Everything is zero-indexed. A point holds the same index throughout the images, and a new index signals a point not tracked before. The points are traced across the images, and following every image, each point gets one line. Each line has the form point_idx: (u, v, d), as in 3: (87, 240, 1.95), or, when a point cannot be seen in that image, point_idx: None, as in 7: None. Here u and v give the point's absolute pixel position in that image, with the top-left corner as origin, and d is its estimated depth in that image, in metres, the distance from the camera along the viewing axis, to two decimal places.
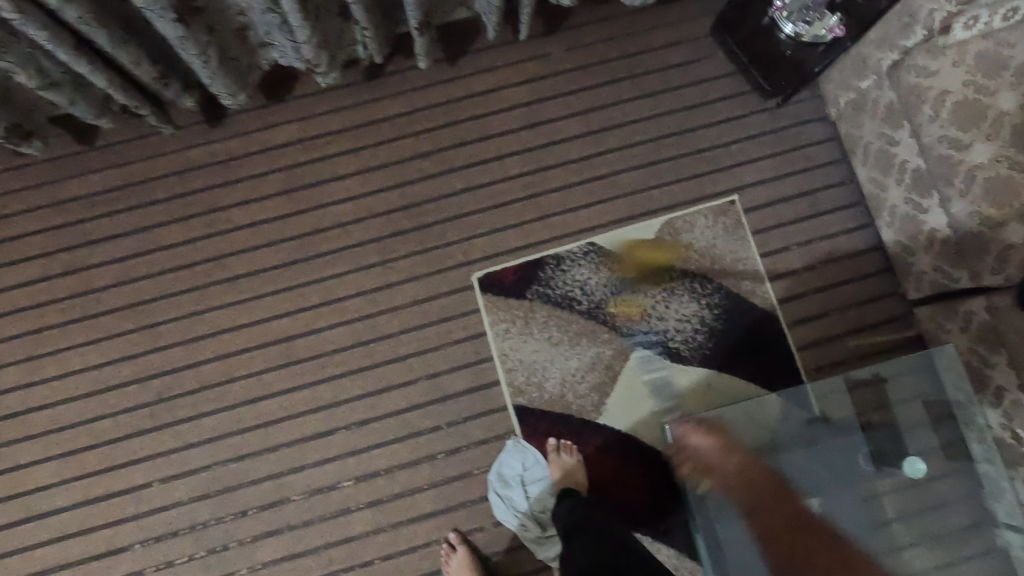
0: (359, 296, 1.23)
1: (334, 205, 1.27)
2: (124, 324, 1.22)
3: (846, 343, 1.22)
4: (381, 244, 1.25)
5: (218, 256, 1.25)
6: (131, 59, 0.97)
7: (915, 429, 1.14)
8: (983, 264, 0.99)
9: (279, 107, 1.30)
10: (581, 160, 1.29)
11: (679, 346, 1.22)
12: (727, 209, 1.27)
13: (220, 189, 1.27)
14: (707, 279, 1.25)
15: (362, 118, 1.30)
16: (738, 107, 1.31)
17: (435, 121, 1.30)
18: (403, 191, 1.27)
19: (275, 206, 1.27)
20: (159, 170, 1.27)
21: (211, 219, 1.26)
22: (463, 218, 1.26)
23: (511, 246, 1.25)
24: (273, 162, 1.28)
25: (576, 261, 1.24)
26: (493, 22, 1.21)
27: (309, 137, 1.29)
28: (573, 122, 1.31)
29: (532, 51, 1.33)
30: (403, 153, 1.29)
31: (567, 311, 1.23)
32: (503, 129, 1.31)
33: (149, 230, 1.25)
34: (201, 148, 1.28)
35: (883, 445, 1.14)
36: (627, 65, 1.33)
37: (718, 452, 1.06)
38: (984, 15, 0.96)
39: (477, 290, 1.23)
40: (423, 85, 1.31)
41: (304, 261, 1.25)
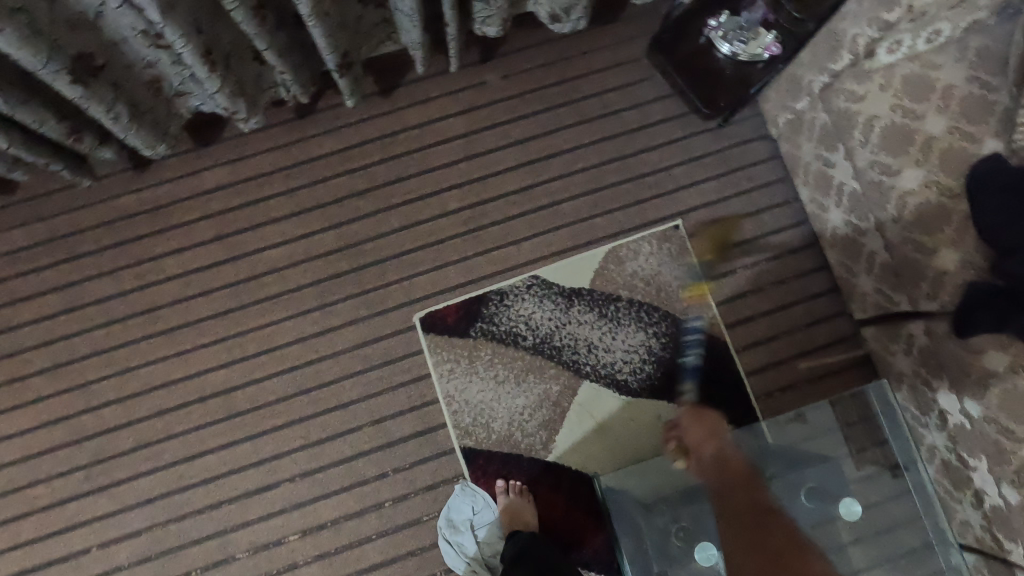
0: (299, 343, 1.21)
1: (269, 251, 1.24)
2: (56, 385, 1.19)
3: (795, 366, 1.21)
4: (320, 288, 1.23)
5: (151, 308, 1.22)
6: (33, 119, 0.93)
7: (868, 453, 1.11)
8: (919, 290, 0.98)
9: (208, 151, 1.26)
10: (520, 191, 1.27)
11: (627, 378, 1.20)
12: (671, 235, 1.25)
13: (150, 239, 1.24)
14: (654, 308, 1.23)
15: (295, 158, 1.27)
16: (679, 129, 1.29)
17: (371, 157, 1.28)
18: (341, 232, 1.25)
19: (209, 254, 1.24)
20: (85, 223, 1.23)
21: (142, 270, 1.23)
22: (403, 257, 1.24)
23: (453, 284, 1.23)
24: (204, 208, 1.25)
25: (519, 296, 1.23)
26: (420, 57, 1.18)
27: (241, 181, 1.26)
28: (511, 152, 1.28)
29: (467, 79, 1.30)
30: (339, 193, 1.26)
31: (512, 348, 1.21)
32: (441, 162, 1.28)
33: (77, 285, 1.21)
34: (129, 197, 1.24)
35: (824, 481, 1.10)
36: (564, 90, 1.30)
37: (711, 450, 1.06)
38: (907, 39, 0.95)
39: (419, 331, 1.21)
40: (356, 120, 1.28)
41: (241, 310, 1.22)
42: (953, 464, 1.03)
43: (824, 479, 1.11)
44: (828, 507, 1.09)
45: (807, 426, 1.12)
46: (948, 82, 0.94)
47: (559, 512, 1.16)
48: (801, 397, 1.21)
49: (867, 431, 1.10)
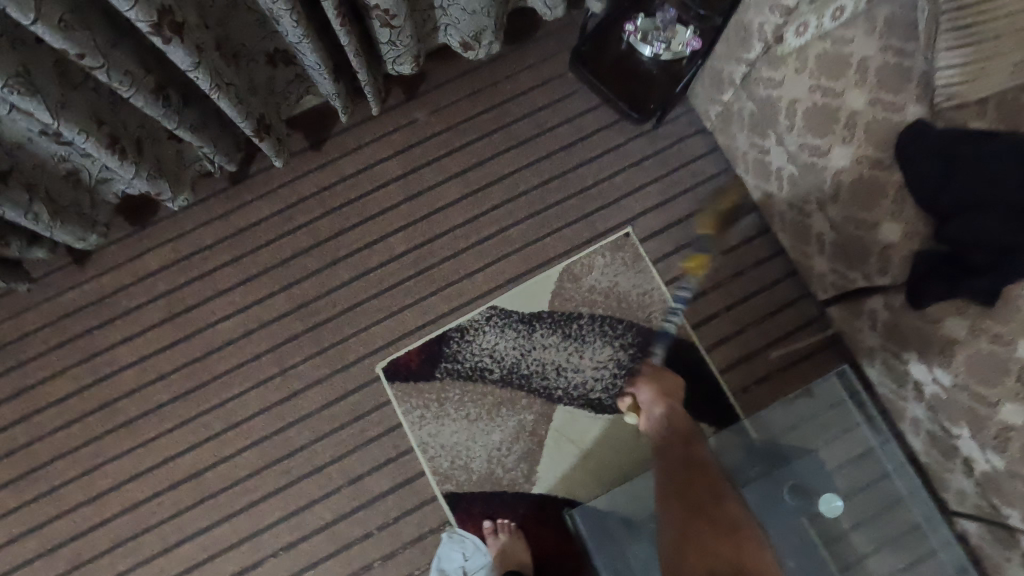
0: (264, 412, 1.18)
1: (222, 324, 1.22)
2: (21, 496, 1.15)
3: (767, 356, 1.20)
4: (278, 353, 1.21)
5: (110, 401, 1.19)
6: None
7: (844, 435, 1.09)
8: (869, 266, 0.96)
9: (147, 232, 1.24)
10: (466, 224, 1.26)
11: (600, 395, 1.18)
12: (623, 243, 1.24)
13: (100, 330, 1.21)
14: (617, 320, 1.21)
15: (235, 225, 1.25)
16: (614, 137, 1.28)
17: (310, 213, 1.26)
18: (292, 293, 1.23)
19: (162, 336, 1.21)
20: (31, 326, 1.21)
21: (95, 363, 1.20)
22: (357, 308, 1.22)
23: (411, 327, 1.21)
24: (150, 291, 1.23)
25: (480, 329, 1.20)
26: (341, 108, 1.16)
27: (184, 257, 1.24)
28: (451, 186, 1.27)
29: (397, 120, 1.29)
30: (284, 254, 1.25)
31: (480, 383, 1.19)
32: (382, 207, 1.26)
33: (31, 389, 1.19)
34: (72, 292, 1.22)
35: (805, 475, 1.08)
36: (495, 116, 1.29)
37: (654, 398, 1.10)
38: (813, 21, 0.92)
39: (384, 381, 1.19)
40: (291, 179, 1.27)
41: (201, 388, 1.20)
42: (939, 435, 1.00)
43: (807, 472, 1.08)
44: (811, 503, 1.06)
45: (788, 417, 1.10)
46: (862, 55, 0.94)
47: (551, 544, 1.14)
48: (779, 387, 1.19)
49: (841, 415, 1.10)
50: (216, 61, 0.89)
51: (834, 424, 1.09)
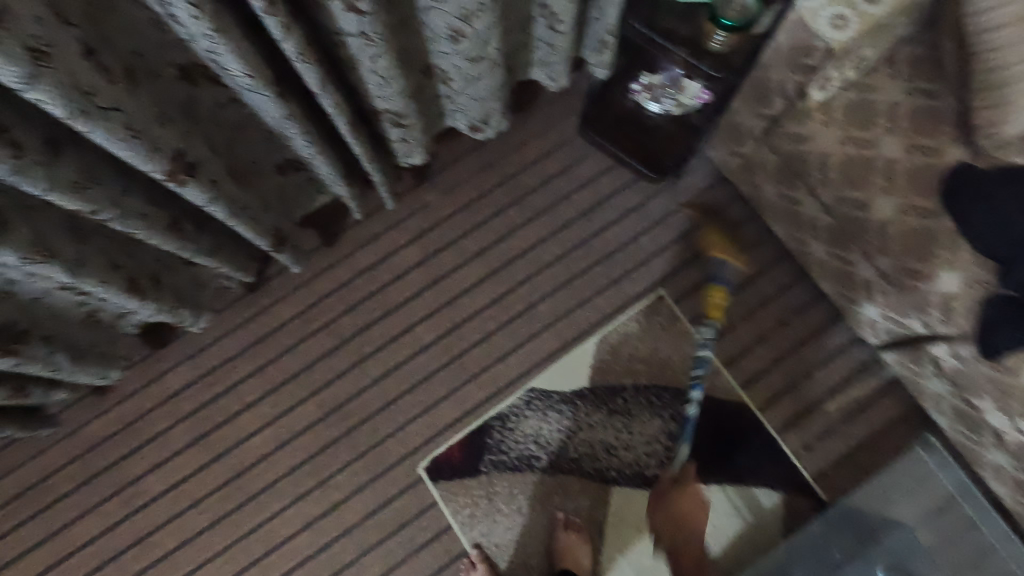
0: (305, 529, 1.13)
1: (253, 438, 1.17)
2: None
3: (825, 410, 1.14)
4: (313, 464, 1.15)
5: (144, 534, 1.14)
6: None
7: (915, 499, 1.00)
8: (929, 316, 0.91)
9: (166, 351, 1.20)
10: (492, 304, 1.22)
11: (656, 471, 1.12)
12: (657, 306, 1.19)
13: (128, 460, 1.16)
14: (662, 389, 1.16)
15: (255, 333, 1.21)
16: (633, 197, 1.25)
17: (333, 312, 1.22)
18: (320, 398, 1.18)
19: (192, 459, 1.16)
20: (56, 465, 1.16)
21: (125, 496, 1.15)
22: (392, 406, 1.17)
23: (450, 420, 1.16)
24: (176, 412, 1.18)
25: (522, 414, 1.15)
26: (355, 207, 1.14)
27: (206, 372, 1.20)
28: (472, 267, 1.24)
29: (409, 206, 1.26)
30: (309, 358, 1.20)
31: (529, 473, 1.13)
32: (405, 296, 1.23)
33: (62, 531, 1.13)
34: (95, 422, 1.17)
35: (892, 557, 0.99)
36: (509, 189, 1.26)
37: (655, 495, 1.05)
38: (836, 75, 0.89)
39: (428, 482, 1.13)
40: (309, 278, 1.23)
41: (238, 510, 1.14)
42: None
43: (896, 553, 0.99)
44: None
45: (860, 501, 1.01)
46: (890, 101, 0.91)
47: None
48: (843, 440, 1.13)
49: (907, 480, 1.01)
50: (229, 188, 0.87)
51: (902, 492, 1.01)
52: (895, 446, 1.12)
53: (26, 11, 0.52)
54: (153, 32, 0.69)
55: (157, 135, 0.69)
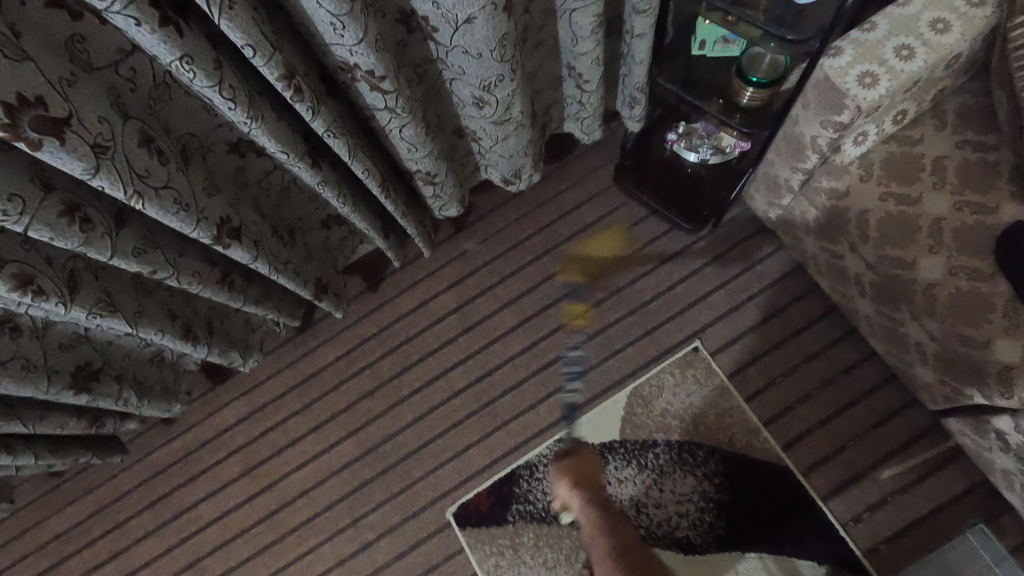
0: (339, 565, 1.17)
1: (295, 473, 1.24)
2: None
3: (878, 478, 1.05)
4: (349, 502, 1.20)
5: (196, 558, 1.22)
6: (56, 425, 1.00)
7: None
8: (989, 388, 0.82)
9: (224, 386, 1.30)
10: (525, 351, 1.23)
11: (688, 533, 1.07)
12: (693, 359, 1.16)
13: (186, 487, 1.26)
14: (696, 446, 1.12)
15: (302, 373, 1.29)
16: (669, 246, 1.24)
17: (373, 354, 1.28)
18: (358, 437, 1.24)
19: (240, 490, 1.24)
20: (125, 487, 1.27)
21: (182, 520, 1.24)
22: (424, 449, 1.21)
23: (479, 466, 1.18)
24: (229, 444, 1.27)
25: (550, 465, 1.15)
26: (394, 256, 1.19)
27: (258, 407, 1.28)
28: (506, 314, 1.26)
29: (448, 253, 1.31)
30: (350, 398, 1.26)
31: (555, 525, 1.12)
32: (441, 341, 1.27)
33: (127, 549, 1.24)
34: (160, 450, 1.28)
35: None
36: (544, 238, 1.29)
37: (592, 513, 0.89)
38: (872, 129, 0.85)
39: (455, 527, 1.15)
40: (353, 321, 1.30)
41: (279, 542, 1.21)
42: None
43: None
44: None
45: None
46: (935, 156, 0.86)
47: None
48: (898, 514, 1.03)
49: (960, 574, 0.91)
50: (272, 245, 0.94)
51: None
52: (959, 524, 1.02)
53: (93, 112, 0.61)
54: (205, 116, 0.78)
55: (204, 205, 0.77)
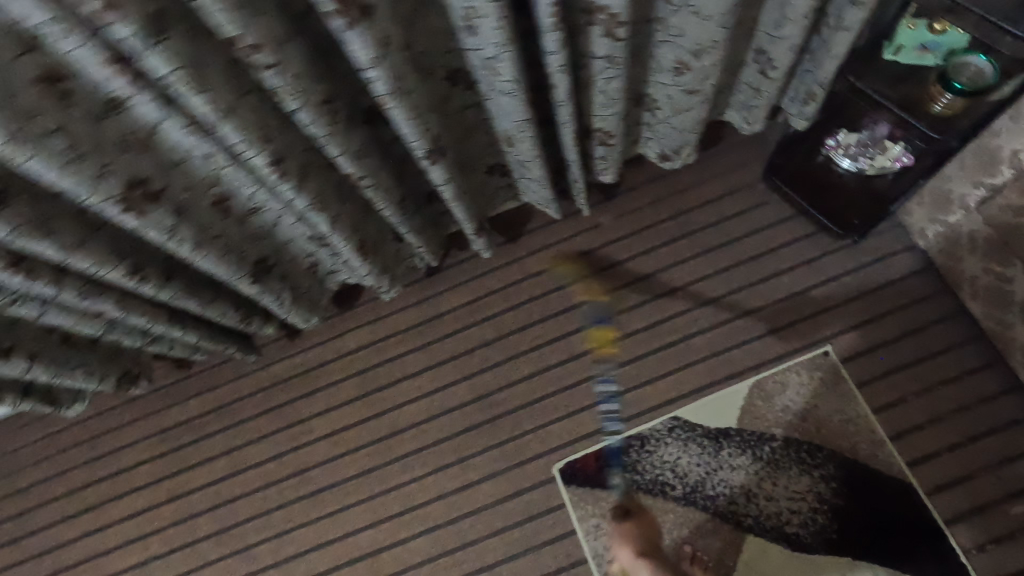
0: (440, 499, 1.22)
1: (407, 405, 1.29)
2: (221, 550, 1.27)
3: (1006, 512, 1.03)
4: (456, 441, 1.25)
5: (304, 468, 1.29)
6: (219, 312, 1.09)
7: None
8: None
9: (349, 313, 1.36)
10: (647, 329, 1.25)
11: (798, 531, 1.07)
12: (822, 362, 1.16)
13: (302, 401, 1.33)
14: (816, 448, 1.11)
15: (425, 314, 1.34)
16: (809, 249, 1.24)
17: (497, 307, 1.32)
18: (474, 383, 1.28)
19: (353, 412, 1.31)
20: (246, 390, 1.35)
21: (295, 431, 1.31)
22: (536, 404, 1.24)
23: (589, 429, 1.21)
24: (346, 368, 1.33)
25: (661, 439, 1.16)
26: (552, 208, 1.24)
27: (379, 338, 1.34)
28: (633, 290, 1.29)
29: (583, 223, 1.35)
30: (469, 344, 1.31)
31: (660, 498, 1.13)
32: (565, 305, 1.30)
33: (240, 448, 1.32)
34: (283, 361, 1.35)
35: None
36: (680, 224, 1.31)
37: None
38: None
39: (559, 483, 1.17)
40: (481, 272, 1.35)
41: (384, 466, 1.26)
42: None
43: None
44: None
45: None
46: None
47: None
48: None
49: None
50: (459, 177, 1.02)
51: None
52: None
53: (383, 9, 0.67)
54: (442, 38, 0.83)
55: (429, 119, 0.84)
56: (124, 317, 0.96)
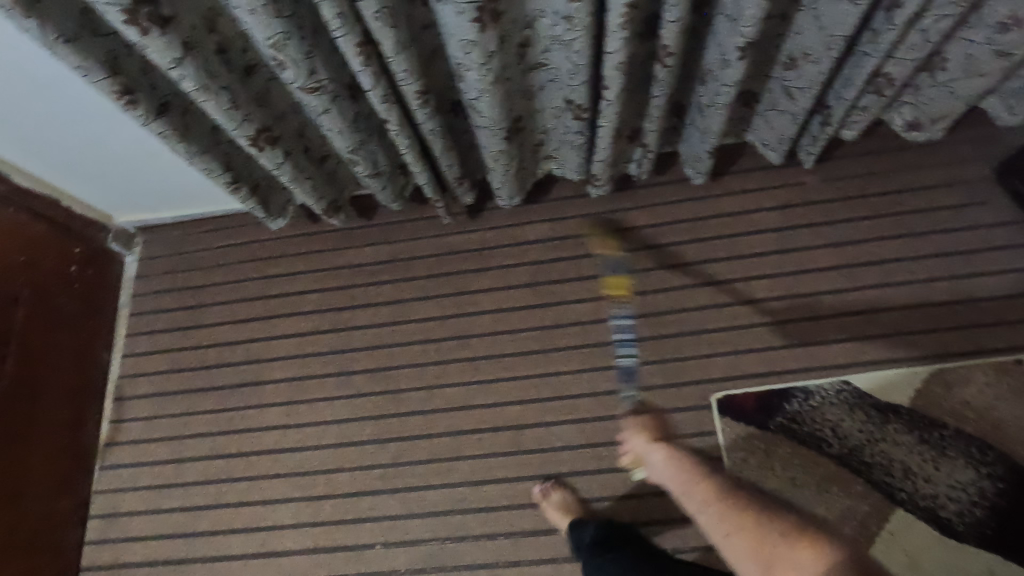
0: (592, 396, 1.27)
1: (576, 303, 1.34)
2: (372, 387, 1.34)
3: None
4: (617, 348, 1.29)
5: (464, 335, 1.35)
6: (450, 163, 1.14)
7: None
8: None
9: (535, 207, 1.41)
10: (833, 292, 1.25)
11: (951, 517, 1.08)
12: (1012, 368, 1.15)
13: (473, 275, 1.39)
14: (988, 446, 1.11)
15: (610, 225, 1.37)
16: (1021, 258, 1.22)
17: (683, 235, 1.34)
18: (644, 300, 1.32)
19: (521, 298, 1.36)
20: (423, 252, 1.42)
21: (462, 299, 1.38)
22: (703, 334, 1.27)
23: (752, 371, 1.23)
24: (523, 256, 1.39)
25: (827, 398, 1.18)
26: (776, 153, 1.25)
27: (560, 236, 1.38)
28: (826, 253, 1.28)
29: (789, 176, 1.34)
30: (647, 263, 1.34)
31: (817, 451, 1.15)
32: (751, 251, 1.31)
33: (407, 301, 1.40)
34: (463, 235, 1.42)
35: None
36: (891, 201, 1.29)
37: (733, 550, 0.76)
38: None
39: (715, 411, 1.21)
40: (674, 198, 1.36)
41: (541, 353, 1.31)
42: None
43: None
44: None
45: None
46: None
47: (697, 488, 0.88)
48: None
49: None
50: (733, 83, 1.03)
51: None
52: None
53: None
54: None
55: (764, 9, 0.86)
56: (394, 137, 1.02)
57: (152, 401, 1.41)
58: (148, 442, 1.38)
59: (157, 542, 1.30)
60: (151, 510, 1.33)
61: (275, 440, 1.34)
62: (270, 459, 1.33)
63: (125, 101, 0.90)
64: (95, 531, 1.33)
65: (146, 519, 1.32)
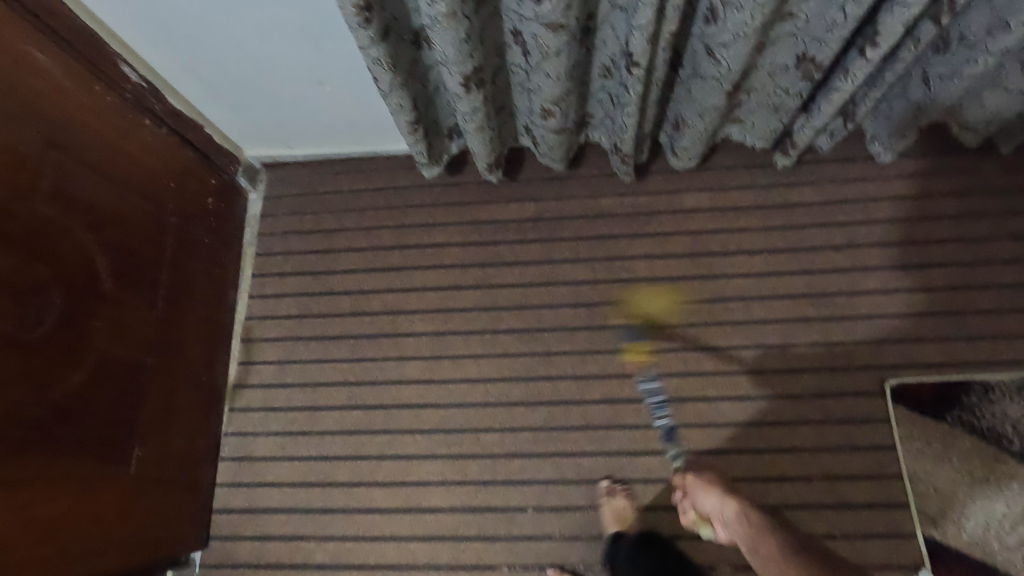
0: (755, 374, 1.23)
1: (737, 277, 1.29)
2: (520, 347, 1.30)
3: None
4: (781, 326, 1.25)
5: (618, 301, 1.31)
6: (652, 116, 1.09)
7: None
8: None
9: (696, 174, 1.35)
10: (1013, 287, 1.22)
11: None
12: None
13: (627, 240, 1.34)
14: None
15: (776, 199, 1.32)
16: None
17: (854, 216, 1.29)
18: (812, 279, 1.27)
19: (677, 267, 1.31)
20: (575, 211, 1.37)
21: (614, 265, 1.33)
22: (875, 319, 1.23)
23: (925, 360, 1.20)
24: (682, 224, 1.33)
25: (1007, 394, 1.18)
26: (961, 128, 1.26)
27: (722, 207, 1.33)
28: (1008, 245, 1.24)
29: (970, 161, 1.28)
30: (816, 242, 1.29)
31: (995, 446, 1.17)
32: (930, 237, 1.26)
33: (556, 262, 1.34)
34: (619, 198, 1.36)
35: None
36: None
37: None
38: None
39: (888, 398, 1.19)
40: (846, 177, 1.31)
41: (700, 326, 1.27)
42: None
43: None
44: None
45: None
46: None
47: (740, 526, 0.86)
48: None
49: None
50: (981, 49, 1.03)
51: None
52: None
53: None
54: None
55: None
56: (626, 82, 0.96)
57: (284, 345, 1.36)
58: (281, 386, 1.34)
59: (293, 490, 1.27)
60: (287, 457, 1.29)
61: (416, 394, 1.30)
62: (411, 414, 1.29)
63: (363, 18, 0.84)
64: (227, 473, 1.29)
65: (280, 466, 1.28)
